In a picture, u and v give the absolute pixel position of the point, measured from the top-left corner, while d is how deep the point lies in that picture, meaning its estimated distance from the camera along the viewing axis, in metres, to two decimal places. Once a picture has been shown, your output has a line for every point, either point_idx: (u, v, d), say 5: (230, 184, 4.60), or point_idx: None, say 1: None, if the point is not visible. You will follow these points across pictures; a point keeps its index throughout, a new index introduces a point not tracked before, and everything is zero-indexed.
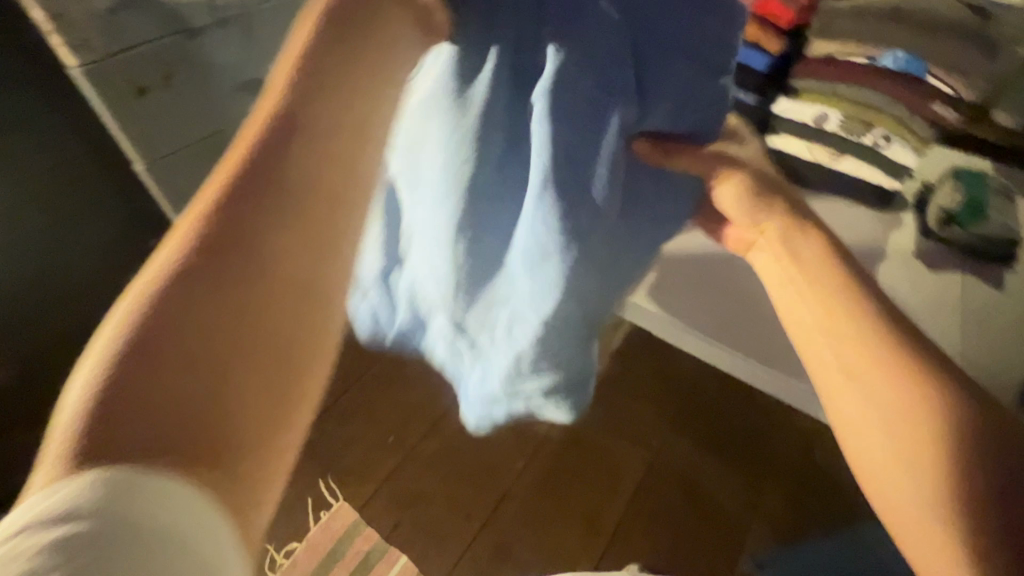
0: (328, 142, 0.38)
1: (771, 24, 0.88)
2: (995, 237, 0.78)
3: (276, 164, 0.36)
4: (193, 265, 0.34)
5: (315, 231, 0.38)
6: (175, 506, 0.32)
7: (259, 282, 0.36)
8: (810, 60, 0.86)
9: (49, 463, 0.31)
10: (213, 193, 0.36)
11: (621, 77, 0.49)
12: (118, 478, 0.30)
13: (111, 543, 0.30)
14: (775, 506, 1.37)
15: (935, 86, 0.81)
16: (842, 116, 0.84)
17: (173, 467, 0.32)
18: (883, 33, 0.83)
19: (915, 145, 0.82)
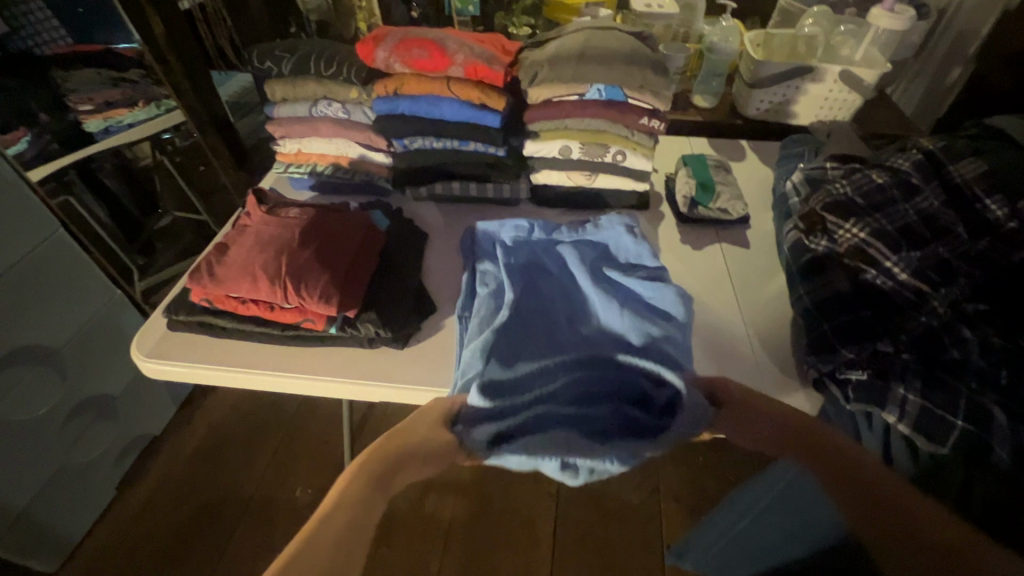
0: (329, 236, 0.75)
1: (485, 86, 0.81)
2: (730, 204, 0.92)
3: (301, 229, 0.75)
4: (303, 252, 0.72)
5: (378, 255, 0.80)
6: (246, 356, 0.74)
7: (347, 253, 0.75)
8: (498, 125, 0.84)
9: (229, 372, 0.73)
10: (280, 224, 0.76)
11: (560, 273, 0.79)
12: (231, 376, 0.72)
13: (235, 380, 0.73)
14: (692, 472, 1.35)
15: (638, 104, 0.84)
16: (581, 144, 0.88)
17: (272, 364, 0.73)
18: (583, 61, 0.80)
19: (646, 153, 0.88)
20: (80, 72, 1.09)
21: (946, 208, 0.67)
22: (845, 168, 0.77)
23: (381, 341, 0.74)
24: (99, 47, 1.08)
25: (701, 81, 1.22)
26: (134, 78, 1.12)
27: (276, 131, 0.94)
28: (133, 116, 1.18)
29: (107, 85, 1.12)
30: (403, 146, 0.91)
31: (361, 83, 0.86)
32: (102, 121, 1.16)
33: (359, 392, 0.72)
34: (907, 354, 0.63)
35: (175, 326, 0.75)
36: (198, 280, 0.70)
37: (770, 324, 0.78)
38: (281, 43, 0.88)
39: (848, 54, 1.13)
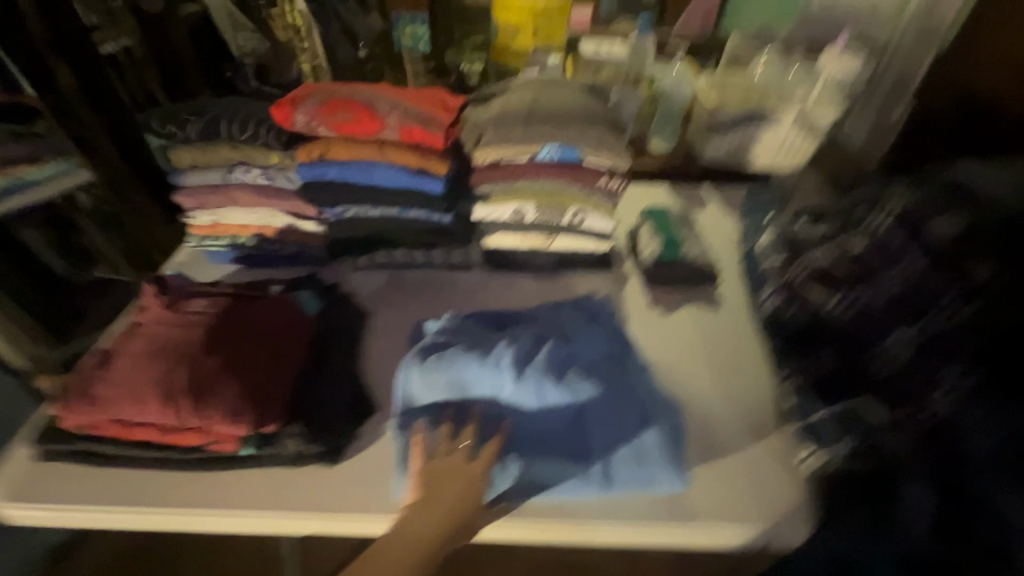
0: (242, 334, 0.64)
1: (423, 151, 0.72)
2: (699, 261, 0.86)
3: (207, 327, 0.63)
4: (202, 359, 0.59)
5: (299, 348, 0.67)
6: (140, 487, 0.60)
7: (265, 353, 0.63)
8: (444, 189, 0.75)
9: (117, 513, 0.59)
10: (180, 321, 0.63)
11: (518, 370, 0.63)
12: (120, 516, 0.58)
13: (124, 522, 0.59)
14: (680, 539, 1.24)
15: (596, 164, 0.77)
16: (536, 204, 0.79)
17: (174, 496, 0.59)
18: (532, 120, 0.72)
19: (607, 213, 0.81)
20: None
21: (928, 270, 0.61)
22: (818, 229, 0.72)
23: (308, 458, 0.61)
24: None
25: (657, 124, 1.18)
26: (45, 130, 0.84)
27: (187, 201, 0.81)
28: (40, 174, 0.85)
29: (8, 140, 0.80)
30: (337, 215, 0.80)
31: (283, 148, 0.75)
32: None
33: (282, 526, 0.59)
34: (912, 449, 0.55)
35: (46, 456, 0.61)
36: (71, 406, 0.57)
37: (754, 400, 0.70)
38: (186, 105, 0.76)
39: (801, 97, 1.11)
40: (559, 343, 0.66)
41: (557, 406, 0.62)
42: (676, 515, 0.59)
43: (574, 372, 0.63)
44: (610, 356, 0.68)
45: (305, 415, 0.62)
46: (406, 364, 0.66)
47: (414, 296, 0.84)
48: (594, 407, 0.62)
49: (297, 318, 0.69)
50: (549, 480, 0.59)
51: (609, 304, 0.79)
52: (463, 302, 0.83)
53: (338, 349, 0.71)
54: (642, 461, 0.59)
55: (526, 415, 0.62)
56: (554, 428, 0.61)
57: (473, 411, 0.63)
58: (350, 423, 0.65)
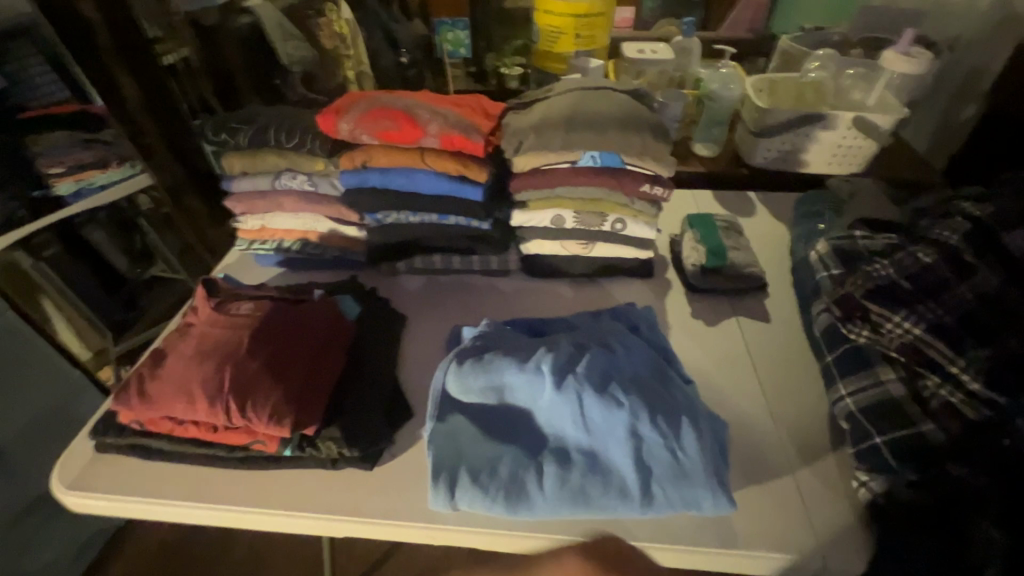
0: (285, 337, 0.65)
1: (464, 158, 0.72)
2: (746, 271, 0.82)
3: (252, 329, 0.65)
4: (246, 361, 0.61)
5: (339, 352, 0.68)
6: (187, 483, 0.62)
7: (306, 357, 0.64)
8: (483, 195, 0.75)
9: (164, 507, 0.61)
10: (227, 324, 0.66)
11: (558, 379, 0.61)
12: (167, 510, 0.60)
13: (170, 517, 0.61)
14: None
15: (638, 170, 0.74)
16: (575, 212, 0.78)
17: (217, 493, 0.61)
18: (573, 126, 0.71)
19: (648, 220, 0.79)
20: (50, 136, 0.90)
21: (1010, 288, 0.57)
22: (879, 241, 0.67)
23: (347, 461, 0.62)
24: (70, 106, 0.93)
25: (700, 129, 1.14)
26: (110, 137, 0.96)
27: (237, 206, 0.84)
28: (106, 178, 0.97)
29: (79, 146, 0.93)
30: (377, 221, 0.81)
31: (327, 155, 0.76)
32: (72, 185, 0.94)
33: (319, 528, 0.59)
34: (987, 482, 0.50)
35: (105, 448, 0.64)
36: (125, 403, 0.60)
37: (804, 420, 0.67)
38: (238, 114, 0.79)
39: (859, 98, 1.05)
40: (601, 353, 0.64)
41: (599, 416, 0.60)
42: (718, 538, 0.56)
43: (615, 384, 0.61)
44: (652, 368, 0.65)
45: (344, 419, 0.63)
46: (444, 368, 0.65)
47: (451, 303, 0.84)
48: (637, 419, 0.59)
49: (337, 322, 0.70)
50: (588, 492, 0.56)
51: (649, 314, 0.76)
52: (499, 309, 0.83)
53: (377, 355, 0.72)
54: (685, 480, 0.56)
55: (567, 425, 0.60)
56: (594, 439, 0.59)
57: (510, 418, 0.62)
58: (386, 429, 0.65)
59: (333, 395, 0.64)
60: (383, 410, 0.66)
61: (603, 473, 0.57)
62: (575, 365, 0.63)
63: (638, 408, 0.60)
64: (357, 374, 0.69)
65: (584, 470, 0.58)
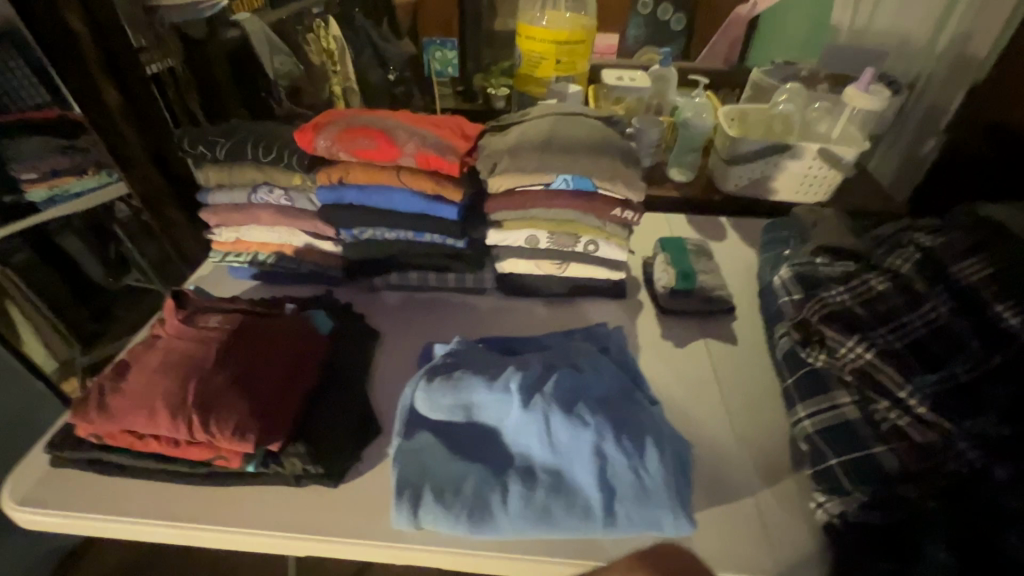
0: (252, 352, 0.65)
1: (439, 177, 0.73)
2: (714, 294, 0.84)
3: (219, 343, 0.64)
4: (212, 375, 0.61)
5: (308, 367, 0.68)
6: (145, 500, 0.61)
7: (274, 371, 0.64)
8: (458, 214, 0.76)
9: (120, 524, 0.59)
10: (194, 337, 0.65)
11: (525, 398, 0.62)
12: (122, 528, 0.59)
13: (125, 535, 0.60)
14: None
15: (610, 195, 0.77)
16: (549, 233, 0.80)
17: (176, 510, 0.60)
18: (547, 150, 0.73)
19: (621, 242, 0.81)
20: (25, 141, 0.91)
21: (958, 317, 0.59)
22: (838, 268, 0.70)
23: (311, 479, 0.61)
24: (53, 112, 0.89)
25: (675, 155, 1.17)
26: (86, 146, 0.93)
27: (212, 218, 0.84)
28: (80, 186, 0.98)
29: (55, 152, 0.93)
30: (352, 236, 0.82)
31: (304, 170, 0.77)
32: (45, 191, 0.96)
33: (281, 547, 0.59)
34: (936, 503, 0.53)
35: (61, 462, 0.63)
36: (85, 417, 0.59)
37: (767, 441, 0.68)
38: (217, 127, 0.80)
39: (824, 130, 1.10)
40: (568, 372, 0.65)
41: (564, 436, 0.60)
42: None
43: (581, 404, 0.62)
44: (618, 388, 0.66)
45: (311, 435, 0.63)
46: (413, 385, 0.65)
47: (425, 320, 0.84)
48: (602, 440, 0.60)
49: (308, 336, 0.70)
50: (552, 512, 0.57)
51: (620, 335, 0.77)
52: (472, 327, 0.83)
53: (346, 370, 0.72)
54: (647, 501, 0.57)
55: (533, 445, 0.61)
56: (560, 459, 0.60)
57: (478, 437, 0.63)
58: (353, 446, 0.65)
59: (300, 412, 0.64)
60: (350, 426, 0.66)
61: (567, 493, 0.58)
62: (542, 385, 0.63)
63: (603, 428, 0.60)
64: (327, 389, 0.69)
65: (548, 490, 0.58)
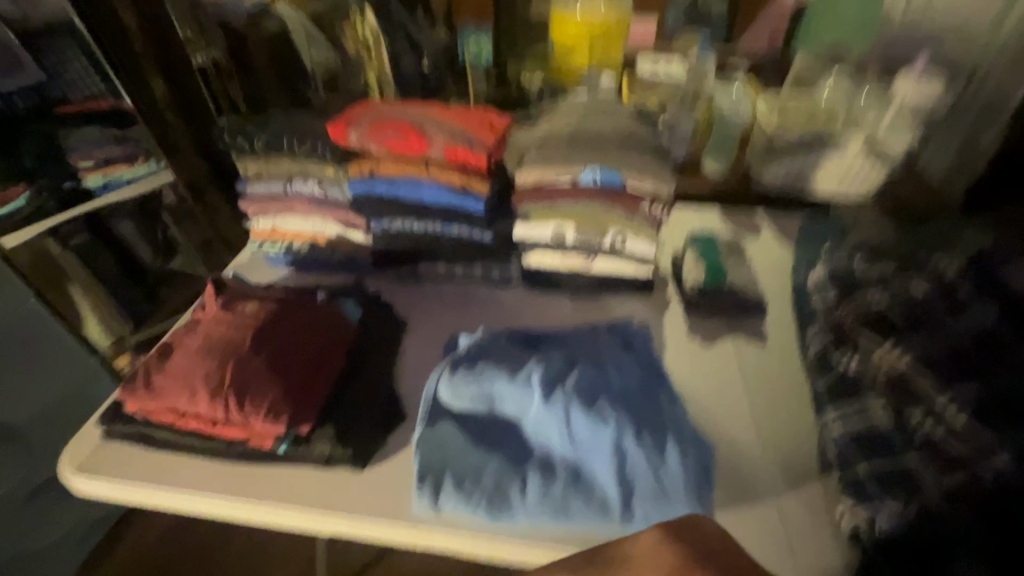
0: (285, 338, 0.67)
1: (467, 170, 0.74)
2: (745, 292, 0.82)
3: (255, 328, 0.67)
4: (247, 358, 0.64)
5: (337, 354, 0.70)
6: (184, 473, 0.65)
7: (305, 357, 0.67)
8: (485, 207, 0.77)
9: (161, 494, 0.63)
10: (232, 321, 0.68)
11: (546, 392, 0.63)
12: (164, 498, 0.63)
13: (166, 505, 0.64)
14: None
15: (638, 189, 0.76)
16: (576, 227, 0.79)
17: (212, 484, 0.64)
18: (575, 144, 0.73)
19: (649, 238, 0.79)
20: (82, 130, 0.97)
21: (1002, 324, 0.57)
22: (877, 268, 0.67)
23: (339, 461, 0.64)
24: (106, 102, 0.93)
25: (710, 147, 1.14)
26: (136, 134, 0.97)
27: (250, 207, 0.88)
28: (133, 173, 1.02)
29: (108, 141, 0.98)
30: (382, 227, 0.83)
31: (337, 161, 0.79)
32: (101, 177, 1.01)
33: (306, 524, 0.61)
34: (965, 517, 0.50)
35: (111, 435, 0.67)
36: (133, 393, 0.63)
37: (795, 445, 0.67)
38: (255, 119, 0.82)
39: (871, 122, 1.04)
40: (590, 368, 0.65)
41: (584, 430, 0.61)
42: None
43: (601, 399, 0.62)
44: (641, 386, 0.66)
45: (338, 420, 0.65)
46: (437, 376, 0.67)
47: (451, 311, 0.86)
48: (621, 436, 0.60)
49: (338, 324, 0.73)
50: (568, 505, 0.57)
51: (645, 331, 0.77)
52: (498, 320, 0.84)
53: (373, 358, 0.74)
54: (665, 499, 0.57)
55: (553, 438, 0.61)
56: (578, 453, 0.61)
57: (498, 428, 0.64)
58: (377, 432, 0.67)
59: (330, 396, 0.67)
60: (375, 413, 0.68)
61: (584, 487, 0.59)
62: (563, 379, 0.64)
63: (623, 424, 0.60)
64: (354, 375, 0.71)
65: (565, 483, 0.59)
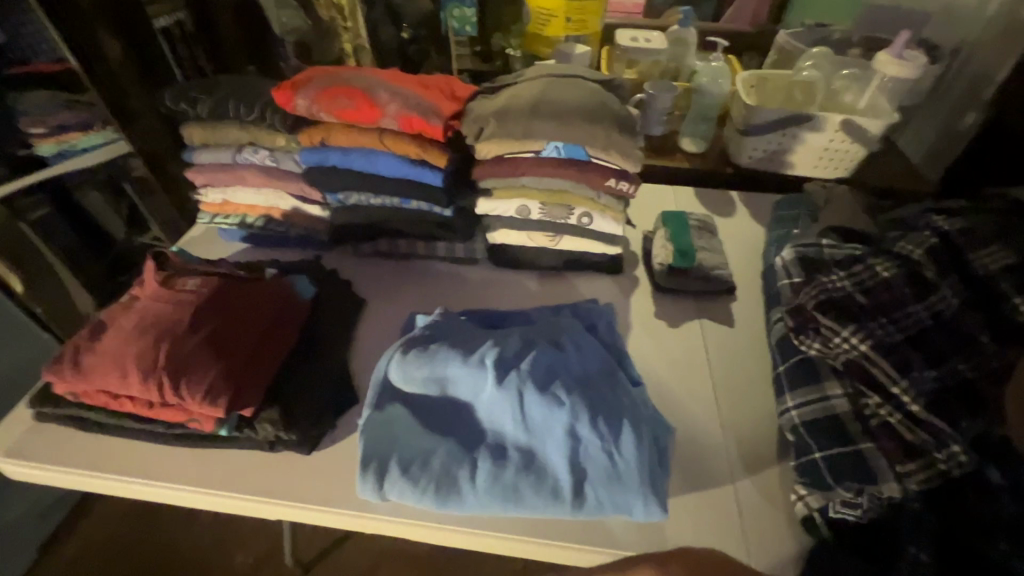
0: (227, 317, 0.64)
1: (424, 140, 0.70)
2: (716, 273, 0.80)
3: (195, 306, 0.63)
4: (184, 338, 0.60)
5: (283, 334, 0.66)
6: (122, 457, 0.62)
7: (251, 337, 0.63)
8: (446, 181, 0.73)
9: (98, 479, 0.60)
10: (169, 299, 0.64)
11: (500, 374, 0.60)
12: (100, 483, 0.60)
13: (102, 490, 0.61)
14: None
15: (604, 164, 0.72)
16: (541, 203, 0.76)
17: (150, 470, 0.61)
18: (537, 115, 0.68)
19: (615, 216, 0.77)
20: (32, 94, 0.88)
21: (966, 309, 0.56)
22: (844, 251, 0.65)
23: (285, 445, 0.62)
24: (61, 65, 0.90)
25: (688, 124, 1.10)
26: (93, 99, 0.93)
27: (199, 178, 0.83)
28: (87, 142, 0.94)
29: (60, 106, 0.90)
30: (339, 201, 0.79)
31: (288, 130, 0.74)
32: (53, 146, 0.92)
33: (254, 509, 0.59)
34: (921, 507, 0.50)
35: (44, 417, 0.64)
36: (60, 374, 0.59)
37: (757, 431, 0.66)
38: (201, 83, 0.77)
39: (850, 100, 1.01)
40: (548, 350, 0.63)
41: (537, 413, 0.59)
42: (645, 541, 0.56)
43: (556, 382, 0.60)
44: (600, 368, 0.64)
45: (285, 401, 0.62)
46: (388, 357, 0.64)
47: (412, 290, 0.83)
48: (576, 420, 0.58)
49: (287, 302, 0.69)
50: (519, 491, 0.56)
51: (609, 312, 0.75)
52: (461, 299, 0.81)
53: (324, 337, 0.71)
54: (619, 485, 0.56)
55: (506, 422, 0.59)
56: (530, 436, 0.59)
57: (452, 411, 0.61)
58: (331, 414, 0.65)
59: (277, 377, 0.64)
60: (327, 394, 0.65)
61: (536, 473, 0.57)
62: (518, 361, 0.62)
63: (577, 408, 0.58)
64: (303, 355, 0.68)
65: (517, 467, 0.57)
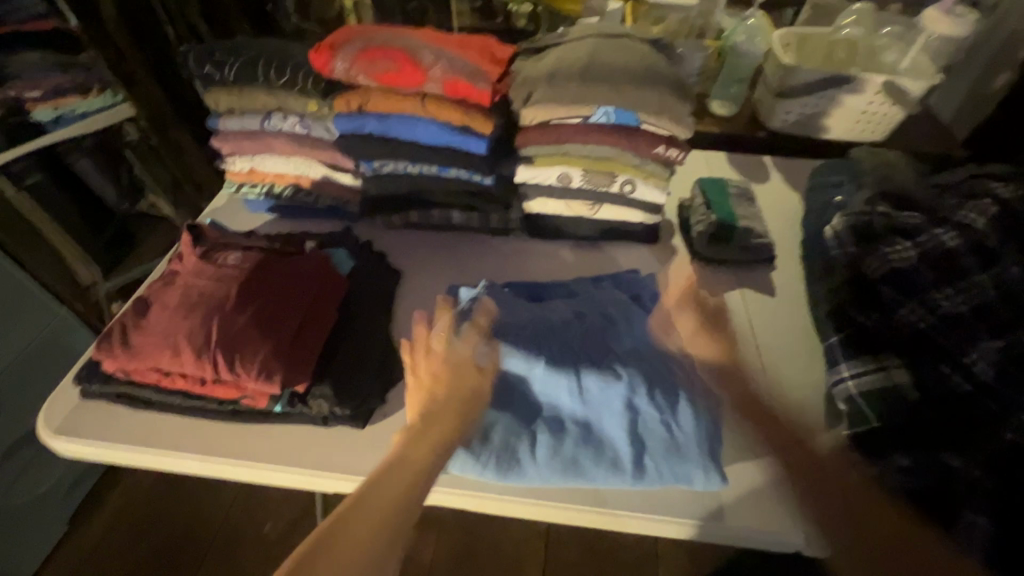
0: (273, 292, 0.62)
1: (467, 105, 0.67)
2: (758, 241, 0.79)
3: (241, 281, 0.62)
4: (233, 314, 0.59)
5: (329, 309, 0.65)
6: (173, 434, 0.61)
7: (299, 312, 0.62)
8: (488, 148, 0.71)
9: (152, 457, 0.60)
10: (212, 274, 0.63)
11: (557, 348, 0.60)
12: (154, 460, 0.60)
13: (156, 467, 0.61)
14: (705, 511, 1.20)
15: (654, 130, 0.70)
16: (583, 171, 0.74)
17: (204, 446, 0.60)
18: (587, 79, 0.66)
19: (659, 184, 0.75)
20: (21, 55, 0.81)
21: None
22: (900, 220, 0.65)
23: (339, 419, 0.61)
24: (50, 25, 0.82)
25: (719, 86, 1.07)
26: (89, 61, 0.87)
27: (224, 146, 0.79)
28: (88, 105, 0.90)
29: (57, 69, 0.85)
30: (373, 169, 0.77)
31: (320, 95, 0.71)
32: (51, 111, 0.88)
33: (311, 484, 0.59)
34: (982, 474, 0.50)
35: (92, 396, 0.63)
36: (109, 352, 0.58)
37: (805, 399, 0.66)
38: (223, 44, 0.72)
39: (891, 60, 0.97)
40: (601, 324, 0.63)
41: (594, 386, 0.59)
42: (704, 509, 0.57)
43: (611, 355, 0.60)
44: (653, 341, 0.64)
45: (337, 377, 0.62)
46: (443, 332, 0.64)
47: (448, 260, 0.81)
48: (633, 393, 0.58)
49: (330, 275, 0.68)
50: (580, 462, 0.56)
51: (652, 283, 0.74)
52: (498, 269, 0.80)
53: (367, 309, 0.70)
54: (679, 456, 0.56)
55: (563, 395, 0.59)
56: (588, 409, 0.59)
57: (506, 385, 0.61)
58: (380, 388, 0.64)
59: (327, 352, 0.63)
60: (376, 368, 0.65)
61: (595, 445, 0.57)
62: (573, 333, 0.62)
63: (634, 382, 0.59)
64: (348, 329, 0.67)
65: (576, 439, 0.57)
